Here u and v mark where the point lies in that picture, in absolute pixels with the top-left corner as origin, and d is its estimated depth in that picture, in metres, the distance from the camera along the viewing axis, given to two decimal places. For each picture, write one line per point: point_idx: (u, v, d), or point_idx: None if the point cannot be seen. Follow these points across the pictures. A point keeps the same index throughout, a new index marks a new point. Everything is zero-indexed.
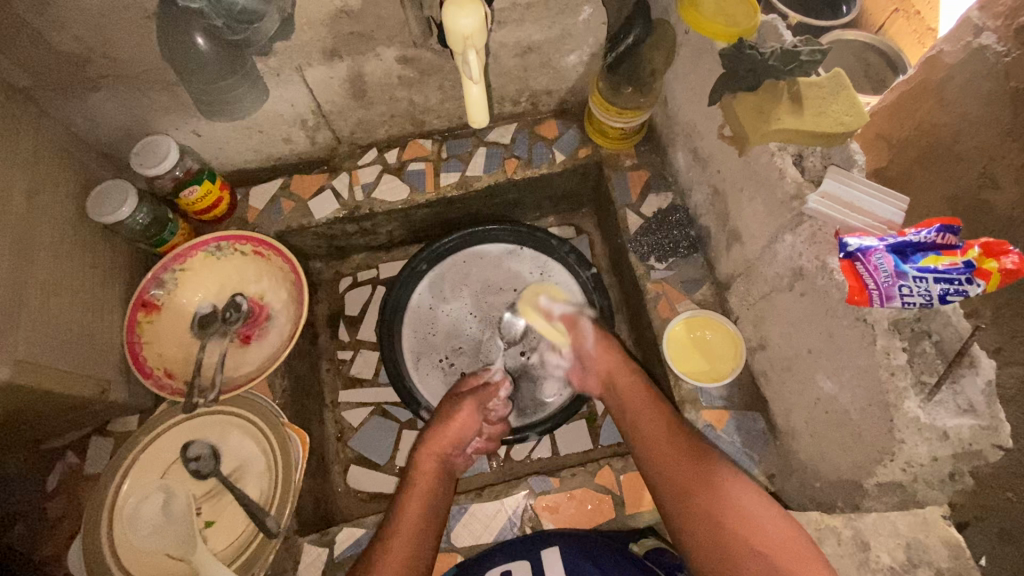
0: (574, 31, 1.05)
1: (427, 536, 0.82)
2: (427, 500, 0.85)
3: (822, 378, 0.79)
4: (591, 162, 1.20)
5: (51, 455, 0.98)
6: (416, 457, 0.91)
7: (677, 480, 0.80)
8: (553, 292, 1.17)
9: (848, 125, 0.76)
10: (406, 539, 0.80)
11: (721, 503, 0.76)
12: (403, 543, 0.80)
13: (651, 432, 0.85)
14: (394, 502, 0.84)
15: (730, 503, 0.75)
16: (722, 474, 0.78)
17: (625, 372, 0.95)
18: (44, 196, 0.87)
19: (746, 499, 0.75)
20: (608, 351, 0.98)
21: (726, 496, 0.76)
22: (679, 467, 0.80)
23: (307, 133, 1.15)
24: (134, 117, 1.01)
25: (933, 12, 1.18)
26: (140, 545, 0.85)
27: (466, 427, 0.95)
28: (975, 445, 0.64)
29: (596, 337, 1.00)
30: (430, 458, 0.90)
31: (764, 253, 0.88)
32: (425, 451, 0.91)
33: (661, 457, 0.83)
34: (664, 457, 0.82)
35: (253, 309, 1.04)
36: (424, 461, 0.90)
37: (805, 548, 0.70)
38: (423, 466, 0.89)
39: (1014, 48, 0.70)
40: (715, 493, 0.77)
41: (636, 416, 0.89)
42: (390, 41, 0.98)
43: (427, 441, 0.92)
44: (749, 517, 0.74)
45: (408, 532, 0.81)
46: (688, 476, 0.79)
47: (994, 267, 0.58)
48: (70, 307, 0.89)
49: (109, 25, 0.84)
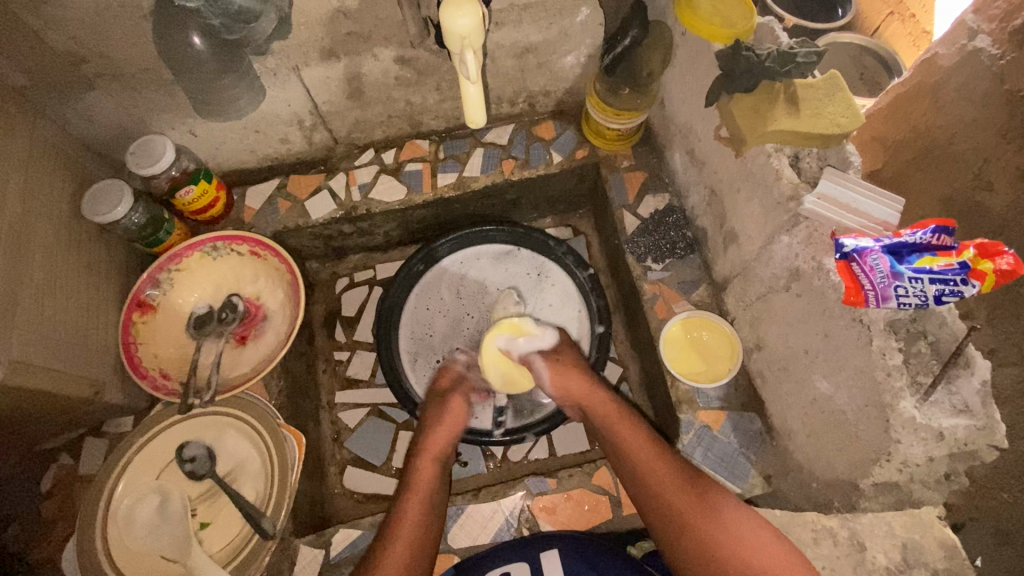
0: (572, 31, 1.05)
1: (429, 535, 0.82)
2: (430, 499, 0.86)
3: (818, 378, 0.79)
4: (588, 163, 1.20)
5: (45, 456, 0.97)
6: (418, 459, 0.91)
7: (668, 503, 0.79)
8: (512, 329, 1.03)
9: (843, 126, 0.76)
10: (410, 538, 0.80)
11: (717, 526, 0.75)
12: (405, 541, 0.80)
13: (637, 448, 0.85)
14: (396, 503, 0.84)
15: (728, 528, 0.75)
16: (716, 496, 0.79)
17: (598, 397, 0.93)
18: (39, 196, 0.87)
19: (739, 523, 0.75)
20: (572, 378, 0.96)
21: (721, 522, 0.76)
22: (671, 489, 0.80)
23: (304, 134, 1.15)
24: (130, 116, 1.01)
25: (929, 15, 1.19)
26: (134, 547, 0.85)
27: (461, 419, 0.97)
28: (971, 446, 0.64)
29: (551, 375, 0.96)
30: (432, 460, 0.91)
31: (760, 254, 0.88)
32: (427, 453, 0.91)
33: (650, 478, 0.81)
34: (653, 476, 0.81)
35: (250, 309, 1.04)
36: (427, 463, 0.90)
37: (795, 565, 0.70)
38: (426, 468, 0.90)
39: (1009, 50, 0.70)
40: (712, 518, 0.76)
41: (617, 437, 0.87)
42: (388, 42, 0.98)
43: (430, 442, 0.93)
44: (744, 542, 0.73)
45: (411, 531, 0.81)
46: (681, 499, 0.79)
47: (989, 268, 0.59)
48: (65, 308, 0.88)
49: (106, 24, 0.84)
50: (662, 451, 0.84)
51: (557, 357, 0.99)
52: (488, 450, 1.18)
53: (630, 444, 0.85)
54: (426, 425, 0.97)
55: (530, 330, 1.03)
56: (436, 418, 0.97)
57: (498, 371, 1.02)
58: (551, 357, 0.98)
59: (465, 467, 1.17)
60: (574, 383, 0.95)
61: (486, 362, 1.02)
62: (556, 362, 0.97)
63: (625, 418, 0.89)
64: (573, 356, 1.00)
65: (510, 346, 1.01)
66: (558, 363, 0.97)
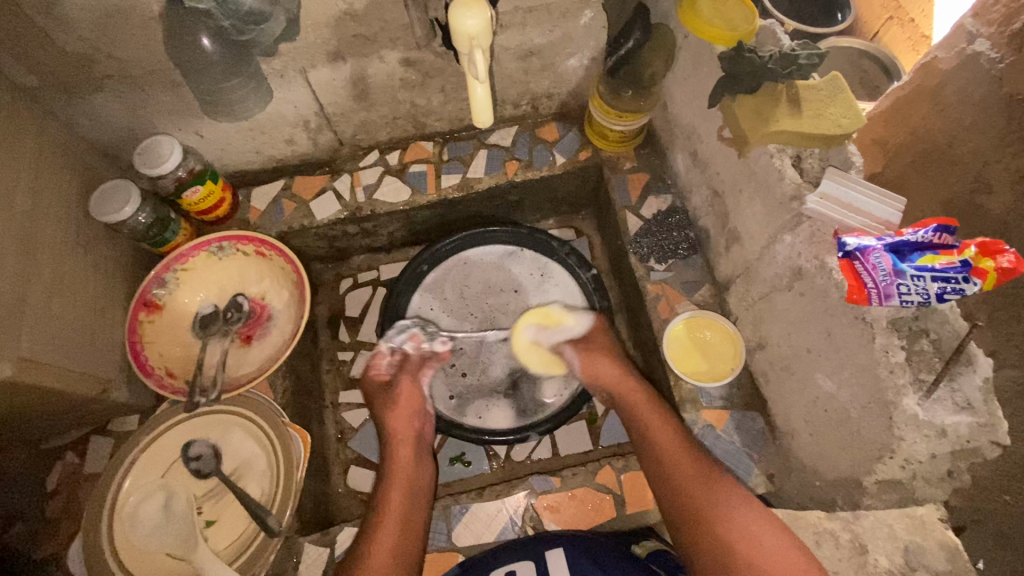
0: (575, 34, 1.06)
1: (414, 527, 0.85)
2: (408, 490, 0.90)
3: (821, 377, 0.80)
4: (591, 164, 1.21)
5: (50, 455, 0.98)
6: (392, 447, 0.96)
7: (687, 492, 0.81)
8: (543, 318, 1.15)
9: (845, 127, 0.77)
10: (392, 530, 0.83)
11: (726, 522, 0.76)
12: (388, 533, 0.83)
13: (660, 431, 0.88)
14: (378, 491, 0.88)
15: (738, 526, 0.76)
16: (732, 493, 0.79)
17: (628, 385, 0.98)
18: (47, 195, 0.88)
19: (751, 521, 0.76)
20: (596, 361, 1.03)
21: (729, 519, 0.77)
22: (691, 480, 0.82)
23: (309, 135, 1.16)
24: (138, 117, 1.02)
25: (928, 21, 1.19)
26: (140, 545, 0.85)
27: (416, 401, 1.02)
28: (973, 443, 0.65)
29: (579, 358, 1.05)
30: (404, 446, 0.96)
31: (763, 254, 0.89)
32: (396, 441, 0.96)
33: (670, 465, 0.84)
34: (675, 464, 0.84)
35: (254, 309, 1.05)
36: (397, 450, 0.95)
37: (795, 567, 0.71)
38: (398, 454, 0.95)
39: (1008, 54, 0.71)
40: (722, 514, 0.77)
41: (644, 421, 0.91)
42: (394, 44, 0.99)
43: (395, 431, 0.98)
44: (754, 541, 0.73)
45: (393, 521, 0.84)
46: (693, 491, 0.81)
47: (990, 266, 0.60)
48: (72, 306, 0.89)
49: (115, 25, 0.84)
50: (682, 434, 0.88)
51: (586, 343, 1.07)
52: (491, 450, 1.19)
53: (656, 428, 0.89)
54: (388, 410, 1.00)
55: (559, 318, 1.15)
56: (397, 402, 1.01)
57: (538, 356, 1.15)
58: (581, 345, 1.07)
59: (468, 467, 1.17)
60: (605, 367, 1.01)
61: (523, 351, 1.16)
62: (586, 347, 1.06)
63: (646, 400, 0.95)
64: (603, 342, 1.07)
65: (540, 335, 1.15)
66: (588, 348, 1.06)
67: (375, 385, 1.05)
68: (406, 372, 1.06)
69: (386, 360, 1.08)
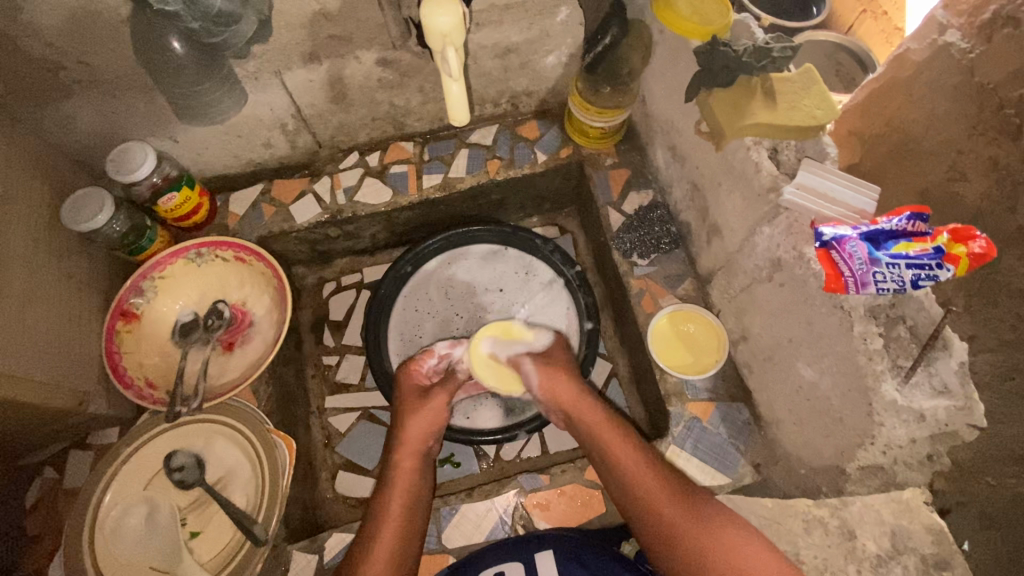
0: (552, 31, 1.07)
1: (410, 537, 0.83)
2: (408, 501, 0.85)
3: (803, 366, 0.81)
4: (572, 161, 1.21)
5: (29, 471, 0.96)
6: (396, 454, 0.90)
7: (664, 517, 0.78)
8: (503, 332, 1.07)
9: (820, 117, 0.78)
10: (391, 541, 0.80)
11: (709, 540, 0.75)
12: (386, 546, 0.80)
13: (628, 466, 0.84)
14: (377, 503, 0.84)
15: (724, 539, 0.74)
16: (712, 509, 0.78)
17: (585, 408, 0.93)
18: (16, 203, 0.85)
19: (733, 530, 0.75)
20: (557, 385, 0.97)
21: (714, 527, 0.76)
22: (668, 502, 0.79)
23: (287, 138, 1.14)
24: (110, 124, 1.00)
25: (900, 13, 1.22)
26: (122, 558, 0.84)
27: (441, 417, 0.97)
28: (950, 426, 0.66)
29: (538, 374, 0.98)
30: (410, 454, 0.91)
31: (743, 245, 0.90)
32: (404, 449, 0.91)
33: (642, 488, 0.81)
34: (644, 479, 0.81)
35: (235, 315, 1.03)
36: (403, 459, 0.90)
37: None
38: (404, 463, 0.89)
39: (978, 44, 0.71)
40: (706, 528, 0.76)
41: (608, 449, 0.86)
42: (369, 44, 0.99)
43: (408, 437, 0.92)
44: (733, 549, 0.73)
45: (392, 533, 0.81)
46: (677, 512, 0.78)
47: (962, 252, 0.61)
48: (47, 318, 0.87)
49: (83, 29, 0.83)
50: (648, 461, 0.84)
51: (550, 360, 1.01)
52: (480, 451, 1.19)
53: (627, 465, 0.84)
54: (400, 419, 0.95)
55: (521, 335, 1.07)
56: (411, 411, 0.95)
57: (491, 373, 1.04)
58: (541, 361, 1.01)
59: (457, 468, 1.17)
60: (564, 391, 0.96)
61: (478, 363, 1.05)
62: (546, 364, 1.00)
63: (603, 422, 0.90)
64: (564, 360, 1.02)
65: (495, 348, 1.05)
66: (548, 365, 1.00)
67: (410, 386, 1.01)
68: (446, 385, 1.00)
69: (432, 361, 1.04)
